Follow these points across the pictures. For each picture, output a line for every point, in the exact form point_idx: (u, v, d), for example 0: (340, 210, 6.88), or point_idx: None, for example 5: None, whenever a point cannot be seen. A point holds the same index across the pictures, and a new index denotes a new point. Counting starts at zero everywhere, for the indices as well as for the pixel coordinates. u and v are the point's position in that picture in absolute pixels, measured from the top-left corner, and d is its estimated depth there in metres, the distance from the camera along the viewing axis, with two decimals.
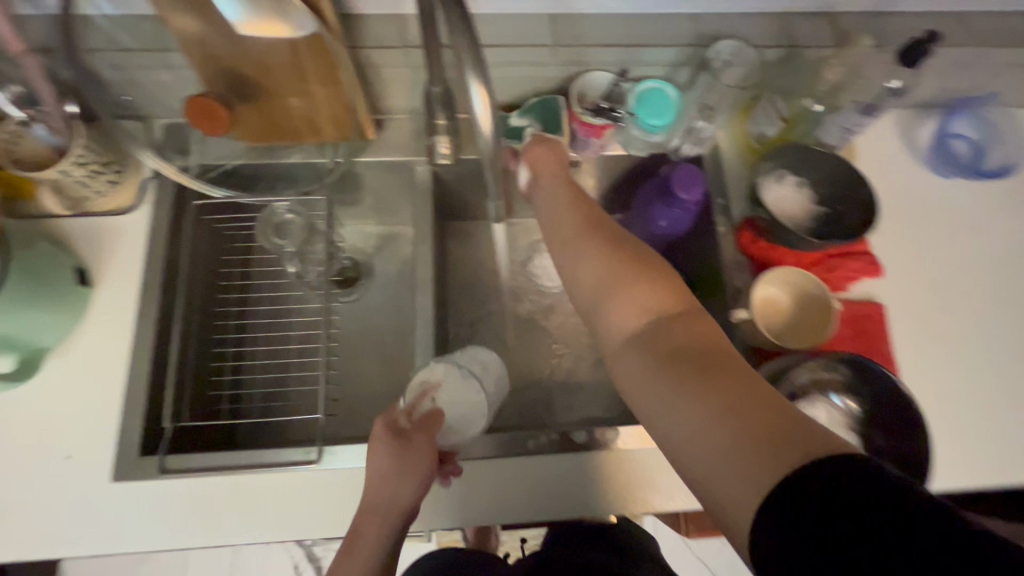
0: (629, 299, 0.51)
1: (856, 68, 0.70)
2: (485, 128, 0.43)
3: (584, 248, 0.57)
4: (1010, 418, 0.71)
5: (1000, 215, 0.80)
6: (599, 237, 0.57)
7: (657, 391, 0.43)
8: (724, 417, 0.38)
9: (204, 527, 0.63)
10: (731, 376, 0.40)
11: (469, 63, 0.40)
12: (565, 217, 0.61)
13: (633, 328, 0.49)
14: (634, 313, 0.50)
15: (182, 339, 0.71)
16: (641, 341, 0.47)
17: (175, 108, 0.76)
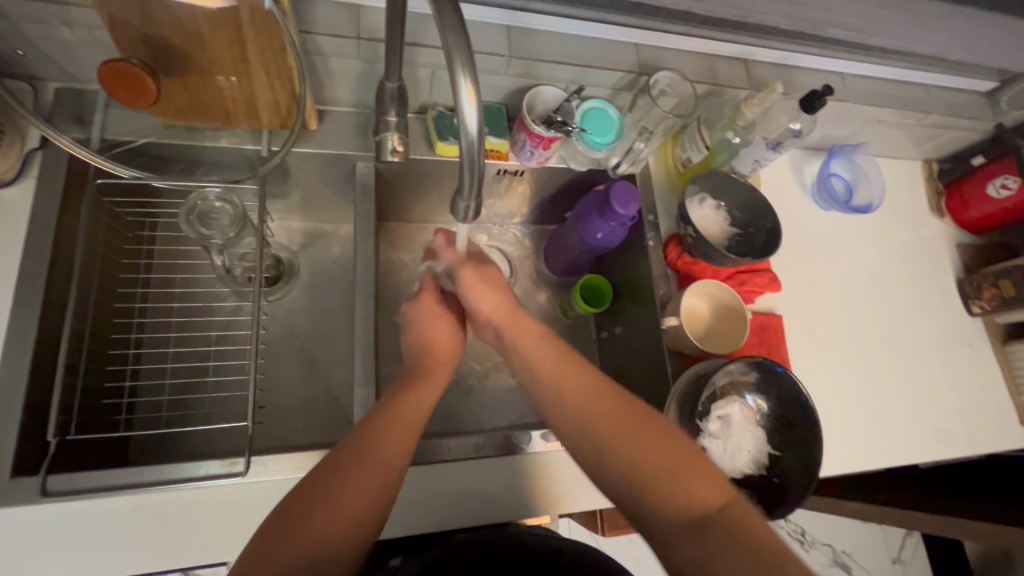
0: (628, 455, 0.54)
1: (769, 111, 0.78)
2: (473, 126, 0.41)
3: (587, 410, 0.57)
4: (865, 413, 0.86)
5: (862, 244, 0.97)
6: (572, 378, 0.59)
7: (697, 558, 0.49)
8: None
9: (101, 552, 0.55)
10: (756, 546, 0.48)
11: (459, 57, 0.40)
12: (545, 363, 0.60)
13: (647, 486, 0.53)
14: (637, 471, 0.54)
15: (73, 337, 0.61)
16: (661, 499, 0.52)
17: (72, 72, 0.66)
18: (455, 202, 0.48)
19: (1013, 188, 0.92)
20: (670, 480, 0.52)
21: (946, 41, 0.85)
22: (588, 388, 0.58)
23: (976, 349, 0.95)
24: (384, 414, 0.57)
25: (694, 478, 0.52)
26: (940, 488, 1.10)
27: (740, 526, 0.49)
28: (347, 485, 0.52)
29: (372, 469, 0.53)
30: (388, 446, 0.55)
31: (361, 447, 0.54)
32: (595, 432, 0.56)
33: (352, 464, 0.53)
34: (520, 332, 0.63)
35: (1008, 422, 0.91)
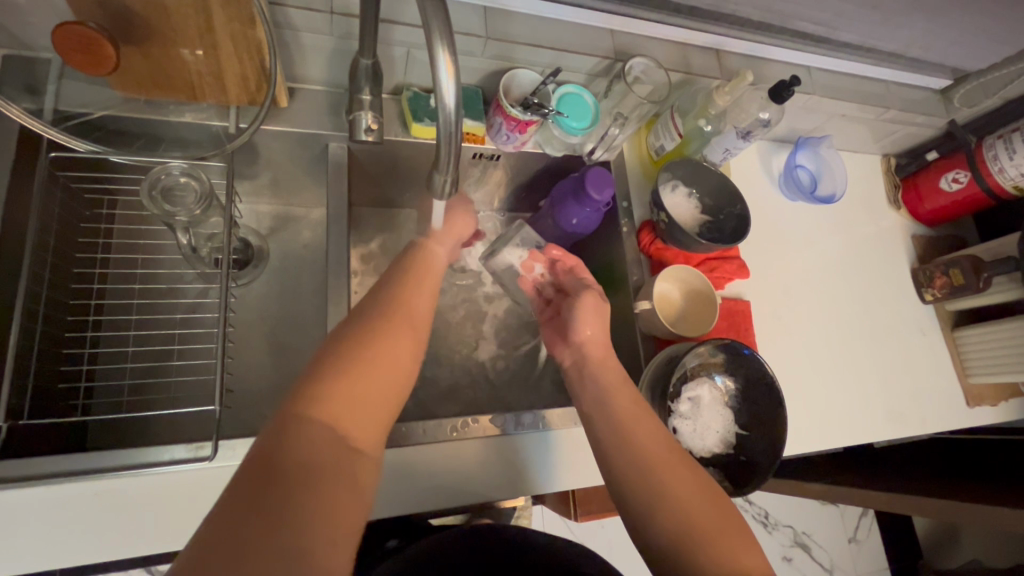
0: (687, 507, 0.53)
1: (739, 100, 0.80)
2: (450, 100, 0.41)
3: (652, 461, 0.55)
4: (825, 395, 0.90)
5: (825, 235, 1.00)
6: (650, 428, 0.58)
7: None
8: None
9: (61, 540, 0.54)
10: None
11: (438, 28, 0.40)
12: (617, 404, 0.60)
13: (698, 543, 0.52)
14: (694, 524, 0.52)
15: (25, 319, 0.58)
16: (707, 557, 0.51)
17: (21, 39, 0.62)
18: (432, 176, 0.48)
19: (963, 183, 0.96)
20: (723, 545, 0.52)
21: (904, 38, 0.89)
22: (658, 441, 0.57)
23: (928, 335, 1.00)
24: (371, 329, 0.48)
25: (743, 553, 0.52)
26: (893, 468, 1.16)
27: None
28: (349, 406, 0.44)
29: (376, 390, 0.45)
30: (392, 365, 0.47)
31: (352, 364, 0.45)
32: (661, 482, 0.54)
33: (349, 380, 0.44)
34: (602, 367, 0.64)
35: (956, 404, 0.97)
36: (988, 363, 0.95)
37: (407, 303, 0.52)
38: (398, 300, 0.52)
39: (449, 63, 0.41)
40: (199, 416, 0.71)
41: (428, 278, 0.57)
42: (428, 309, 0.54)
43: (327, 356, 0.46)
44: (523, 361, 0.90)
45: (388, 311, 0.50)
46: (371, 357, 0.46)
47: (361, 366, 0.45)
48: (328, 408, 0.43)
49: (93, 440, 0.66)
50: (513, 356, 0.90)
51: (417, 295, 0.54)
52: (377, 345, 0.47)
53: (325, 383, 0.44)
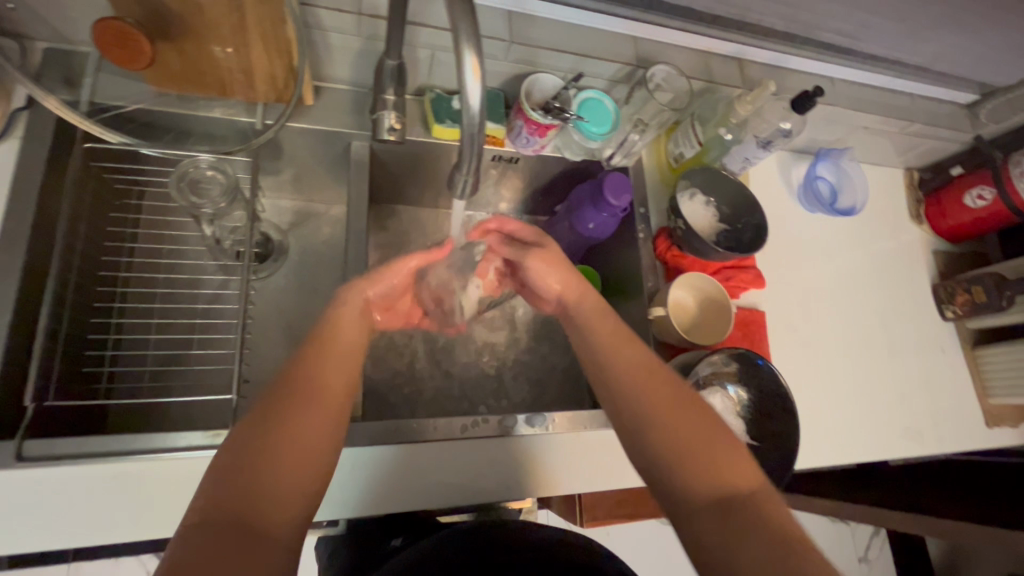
0: (659, 423, 0.54)
1: (760, 110, 0.79)
2: (475, 101, 0.42)
3: (628, 382, 0.57)
4: (839, 409, 0.88)
5: (844, 247, 0.99)
6: (625, 351, 0.59)
7: (714, 536, 0.48)
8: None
9: (78, 519, 0.55)
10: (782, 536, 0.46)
11: (465, 30, 0.40)
12: (597, 335, 0.62)
13: (672, 454, 0.52)
14: (666, 436, 0.53)
15: (55, 303, 0.60)
16: (681, 467, 0.52)
17: (62, 33, 0.64)
18: (454, 175, 0.49)
19: (988, 200, 0.95)
20: (699, 455, 0.52)
21: (931, 51, 0.88)
22: (634, 363, 0.58)
23: (948, 353, 0.99)
24: (277, 415, 0.48)
25: (726, 458, 0.51)
26: (907, 487, 1.14)
27: (768, 513, 0.48)
28: (262, 498, 0.44)
29: (286, 477, 0.46)
30: (303, 448, 0.47)
31: (259, 456, 0.45)
32: (628, 393, 0.57)
33: (257, 472, 0.45)
34: (583, 303, 0.65)
35: (974, 423, 0.95)
36: (1008, 383, 0.93)
37: (325, 377, 0.52)
38: (308, 376, 0.52)
39: (475, 63, 0.42)
40: (216, 405, 0.72)
41: (349, 345, 0.56)
42: (346, 380, 0.53)
43: (238, 445, 0.46)
44: (535, 363, 0.90)
45: (303, 388, 0.50)
46: (279, 443, 0.47)
47: (272, 455, 0.46)
48: (236, 505, 0.43)
49: (115, 424, 0.68)
50: (525, 357, 0.90)
51: (333, 367, 0.53)
52: (287, 430, 0.47)
53: (284, 405, 0.49)
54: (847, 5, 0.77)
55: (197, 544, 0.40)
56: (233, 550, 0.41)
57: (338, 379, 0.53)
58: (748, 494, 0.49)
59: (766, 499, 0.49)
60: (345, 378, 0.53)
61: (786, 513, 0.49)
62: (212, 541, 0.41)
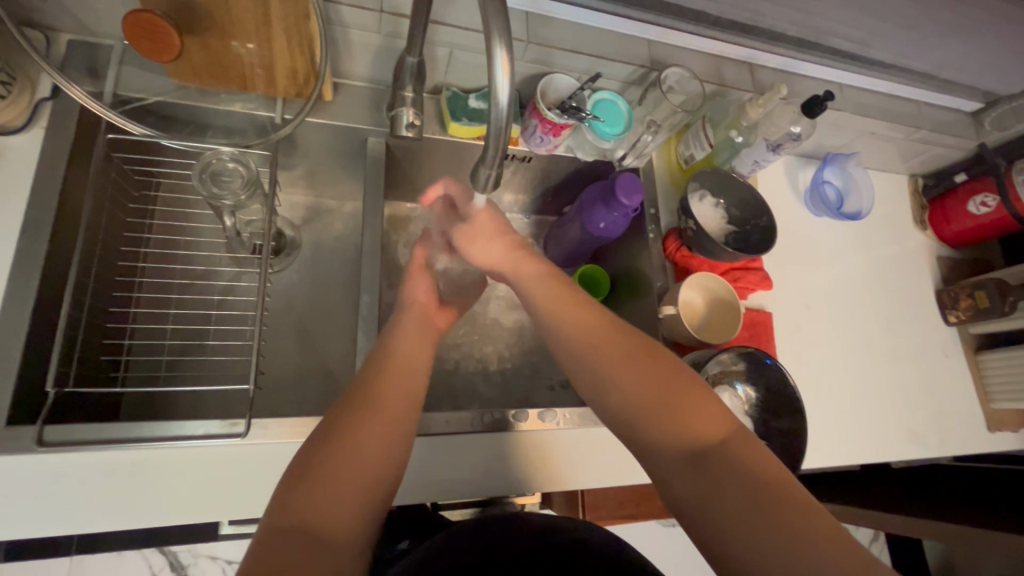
0: (616, 372, 0.55)
1: (771, 114, 0.81)
2: (505, 96, 0.43)
3: (584, 339, 0.58)
4: (844, 411, 0.89)
5: (850, 251, 1.00)
6: (578, 308, 0.60)
7: (691, 491, 0.48)
8: (731, 497, 0.45)
9: (96, 504, 0.56)
10: (741, 462, 0.47)
11: (497, 26, 0.41)
12: (552, 295, 0.62)
13: (632, 401, 0.53)
14: (626, 384, 0.54)
15: (77, 291, 0.61)
16: (641, 410, 0.52)
17: (87, 25, 0.65)
18: (477, 169, 0.50)
19: (992, 207, 0.96)
20: (659, 395, 0.52)
21: (939, 59, 0.89)
22: (588, 319, 0.59)
23: (951, 357, 1.00)
24: (341, 431, 0.50)
25: (694, 409, 0.51)
26: (908, 492, 1.14)
27: (743, 459, 0.47)
28: (328, 505, 0.45)
29: (351, 486, 0.47)
30: (367, 460, 0.49)
31: (324, 466, 0.47)
32: (585, 350, 0.57)
33: (324, 480, 0.46)
34: (530, 268, 0.65)
35: (976, 428, 0.96)
36: (1010, 388, 0.94)
37: (388, 399, 0.54)
38: (370, 394, 0.54)
39: (505, 60, 0.42)
40: (229, 396, 0.73)
41: (406, 368, 0.58)
42: (406, 398, 0.55)
43: (307, 458, 0.48)
44: (543, 360, 0.91)
45: (366, 405, 0.52)
46: (345, 453, 0.48)
47: (337, 466, 0.47)
48: (306, 511, 0.44)
49: (129, 413, 0.69)
50: (533, 355, 0.91)
51: (393, 387, 0.55)
52: (350, 442, 0.49)
53: (360, 403, 0.53)
54: (858, 11, 0.78)
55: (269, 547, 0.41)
56: (305, 558, 0.41)
57: (395, 396, 0.55)
58: (720, 444, 0.49)
59: (740, 445, 0.49)
60: (403, 396, 0.55)
61: (760, 454, 0.48)
62: (285, 544, 0.41)
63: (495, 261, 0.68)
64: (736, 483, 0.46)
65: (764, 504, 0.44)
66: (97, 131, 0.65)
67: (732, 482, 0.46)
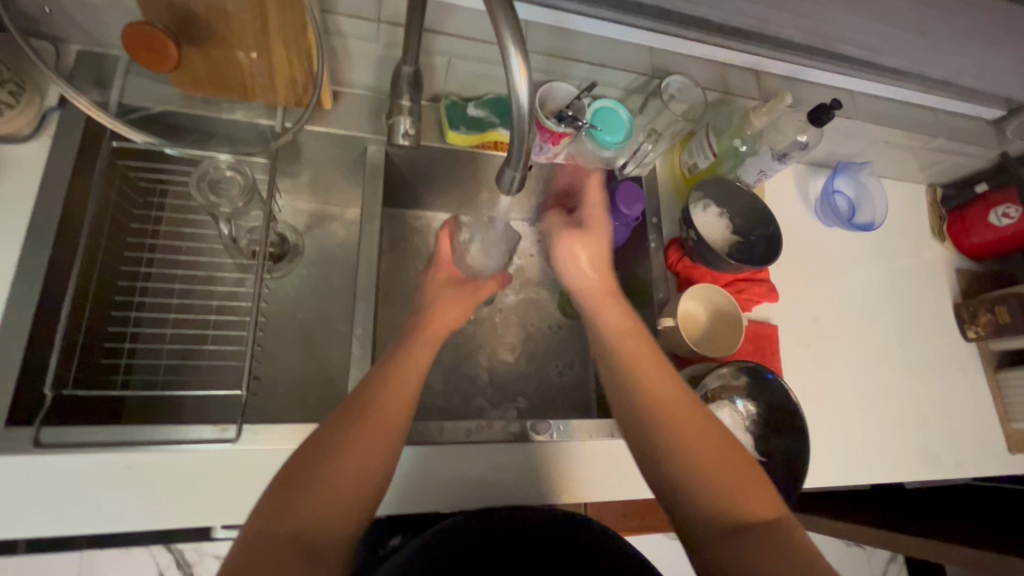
0: (673, 428, 0.56)
1: (777, 122, 0.79)
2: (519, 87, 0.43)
3: (647, 392, 0.59)
4: (852, 427, 0.86)
5: (863, 261, 0.97)
6: (645, 360, 0.62)
7: (727, 553, 0.50)
8: (771, 572, 0.47)
9: (88, 503, 0.57)
10: (784, 542, 0.49)
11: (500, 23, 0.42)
12: (622, 342, 0.64)
13: (679, 457, 0.55)
14: (681, 443, 0.55)
15: (77, 296, 0.62)
16: (686, 467, 0.54)
17: (95, 37, 0.67)
18: (504, 171, 0.52)
19: (1014, 218, 0.92)
20: (713, 462, 0.54)
21: (956, 66, 0.86)
22: (654, 374, 0.60)
23: (969, 374, 0.96)
24: (326, 448, 0.50)
25: (749, 491, 0.53)
26: (929, 513, 1.09)
27: (792, 544, 0.49)
28: (319, 520, 0.47)
29: (336, 501, 0.48)
30: (343, 479, 0.49)
31: (310, 477, 0.48)
32: (643, 398, 0.59)
33: (320, 500, 0.48)
34: (603, 302, 0.69)
35: (996, 449, 0.92)
36: None
37: (383, 407, 0.54)
38: (370, 408, 0.54)
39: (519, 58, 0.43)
40: (225, 400, 0.73)
41: (409, 373, 0.59)
42: (402, 404, 0.56)
43: (295, 466, 0.49)
44: (544, 369, 0.89)
45: (357, 415, 0.53)
46: (336, 469, 0.49)
47: (322, 481, 0.48)
48: (292, 524, 0.46)
49: (129, 417, 0.70)
50: (534, 364, 0.90)
51: (390, 397, 0.55)
52: (337, 462, 0.50)
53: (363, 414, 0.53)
54: (866, 18, 0.76)
55: (253, 556, 0.43)
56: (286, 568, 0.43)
57: (393, 406, 0.55)
58: (770, 522, 0.51)
59: (789, 526, 0.51)
60: (400, 407, 0.55)
61: (808, 546, 0.50)
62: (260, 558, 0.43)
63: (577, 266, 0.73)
64: (778, 559, 0.48)
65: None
66: (102, 140, 0.67)
67: (772, 558, 0.48)
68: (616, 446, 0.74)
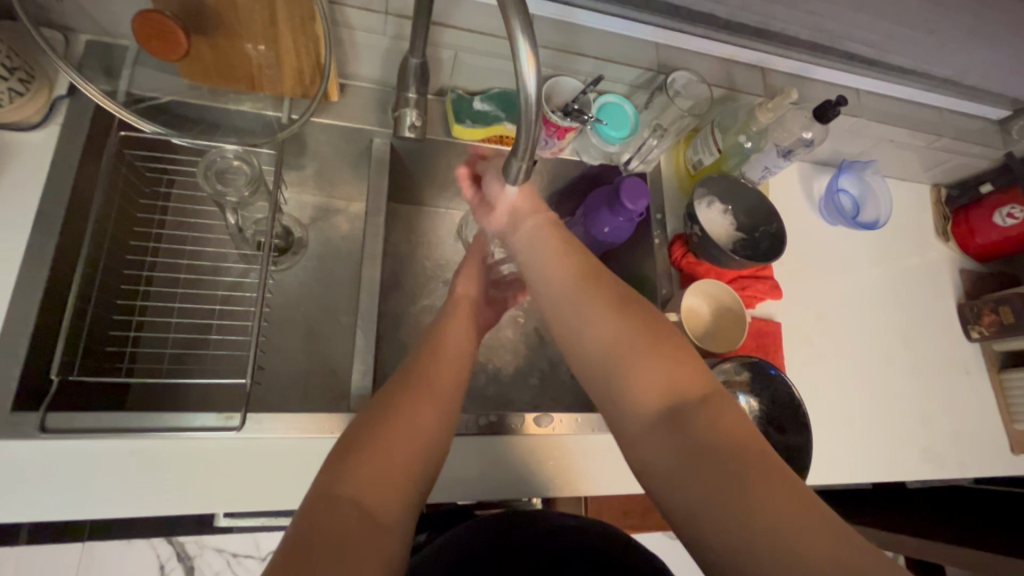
0: (592, 326, 0.55)
1: (782, 119, 0.79)
2: (526, 85, 0.44)
3: (567, 294, 0.58)
4: (856, 425, 0.86)
5: (866, 261, 0.97)
6: (565, 262, 0.60)
7: (660, 444, 0.47)
8: (685, 450, 0.45)
9: (93, 489, 0.57)
10: (703, 415, 0.46)
11: (510, 8, 0.42)
12: (541, 245, 0.63)
13: (602, 353, 0.54)
14: (602, 341, 0.54)
15: (84, 283, 0.63)
16: (610, 361, 0.53)
17: (104, 26, 0.68)
18: (510, 163, 0.53)
19: (1019, 219, 0.93)
20: (632, 352, 0.52)
21: (961, 65, 0.86)
22: (572, 275, 0.59)
23: (972, 374, 0.96)
24: (389, 415, 0.51)
25: (670, 369, 0.50)
26: (933, 514, 1.09)
27: (713, 416, 0.46)
28: (381, 479, 0.46)
29: (403, 468, 0.48)
30: (409, 448, 0.49)
31: (375, 442, 0.48)
32: (563, 304, 0.58)
33: (381, 458, 0.47)
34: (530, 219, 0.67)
35: (998, 450, 0.91)
36: None
37: (437, 379, 0.56)
38: (423, 379, 0.55)
39: (528, 53, 0.44)
40: (230, 391, 0.74)
41: (451, 358, 0.60)
42: (452, 383, 0.58)
43: (359, 432, 0.49)
44: (547, 363, 0.90)
45: (413, 390, 0.54)
46: (393, 432, 0.49)
47: (388, 446, 0.48)
48: (362, 487, 0.45)
49: (134, 405, 0.71)
50: (537, 359, 0.90)
51: (439, 376, 0.57)
52: (401, 429, 0.50)
53: (418, 383, 0.55)
54: (873, 15, 0.76)
55: (314, 514, 0.41)
56: (349, 526, 0.41)
57: (444, 385, 0.56)
58: (691, 401, 0.48)
59: (712, 401, 0.47)
60: (451, 383, 0.57)
61: (741, 420, 0.46)
62: (324, 520, 0.41)
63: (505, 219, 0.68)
64: (694, 434, 0.46)
65: (716, 456, 0.43)
66: (110, 129, 0.67)
67: (689, 435, 0.46)
68: None
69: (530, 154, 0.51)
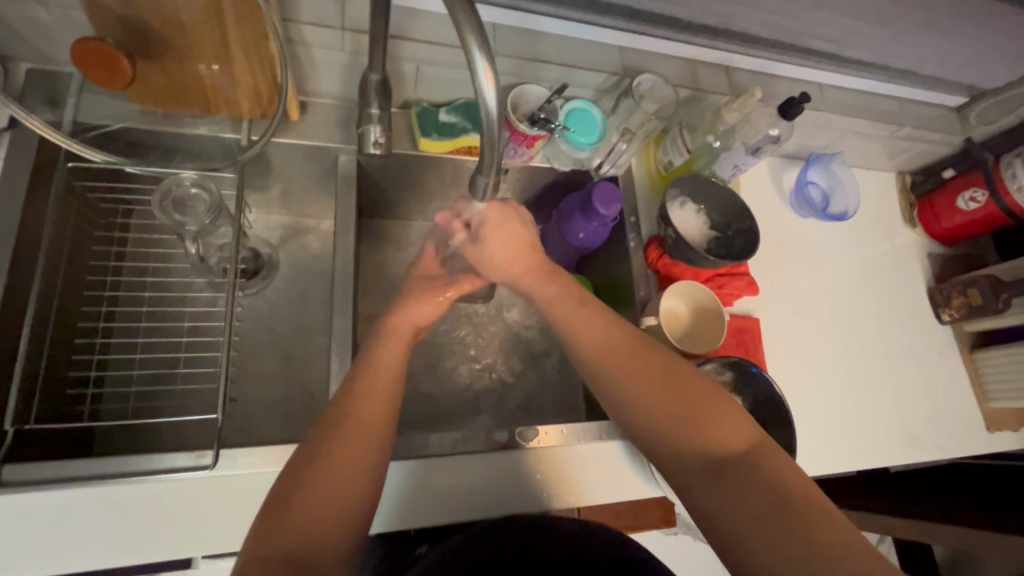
0: (632, 382, 0.58)
1: (748, 116, 0.79)
2: (488, 98, 0.43)
3: (600, 351, 0.60)
4: (841, 412, 0.88)
5: (838, 252, 0.99)
6: (593, 317, 0.63)
7: (710, 497, 0.50)
8: (742, 502, 0.48)
9: (55, 541, 0.54)
10: (757, 469, 0.50)
11: (466, 20, 0.41)
12: (559, 303, 0.65)
13: (644, 407, 0.56)
14: (643, 395, 0.57)
15: (37, 326, 0.60)
16: (653, 415, 0.56)
17: (44, 53, 0.64)
18: (476, 178, 0.51)
19: (981, 202, 0.94)
20: (675, 407, 0.55)
21: (917, 55, 0.88)
22: (605, 331, 0.61)
23: (947, 356, 0.98)
24: (314, 459, 0.51)
25: (714, 421, 0.53)
26: (920, 494, 1.11)
27: (765, 469, 0.50)
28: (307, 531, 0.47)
29: (331, 501, 0.49)
30: (335, 508, 0.49)
31: (298, 502, 0.48)
32: (599, 360, 0.60)
33: (309, 505, 0.48)
34: (531, 276, 0.68)
35: (974, 428, 0.93)
36: (1007, 385, 0.92)
37: (373, 396, 0.56)
38: (348, 406, 0.55)
39: (487, 66, 0.42)
40: (204, 426, 0.71)
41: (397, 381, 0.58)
42: (387, 404, 0.56)
43: (288, 482, 0.49)
44: (531, 373, 0.89)
45: (343, 425, 0.53)
46: (315, 477, 0.49)
47: (319, 506, 0.48)
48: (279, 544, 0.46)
49: (102, 448, 0.67)
50: (521, 369, 0.89)
51: (373, 401, 0.55)
52: (328, 467, 0.50)
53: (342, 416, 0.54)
54: (831, 11, 0.77)
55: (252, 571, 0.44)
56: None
57: (369, 415, 0.54)
58: (738, 454, 0.51)
59: (759, 453, 0.51)
60: (387, 402, 0.56)
61: (784, 468, 0.50)
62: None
63: (509, 264, 0.68)
64: (748, 486, 0.49)
65: (778, 506, 0.47)
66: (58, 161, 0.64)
67: (742, 487, 0.49)
68: (607, 448, 0.73)
69: (497, 168, 0.50)
